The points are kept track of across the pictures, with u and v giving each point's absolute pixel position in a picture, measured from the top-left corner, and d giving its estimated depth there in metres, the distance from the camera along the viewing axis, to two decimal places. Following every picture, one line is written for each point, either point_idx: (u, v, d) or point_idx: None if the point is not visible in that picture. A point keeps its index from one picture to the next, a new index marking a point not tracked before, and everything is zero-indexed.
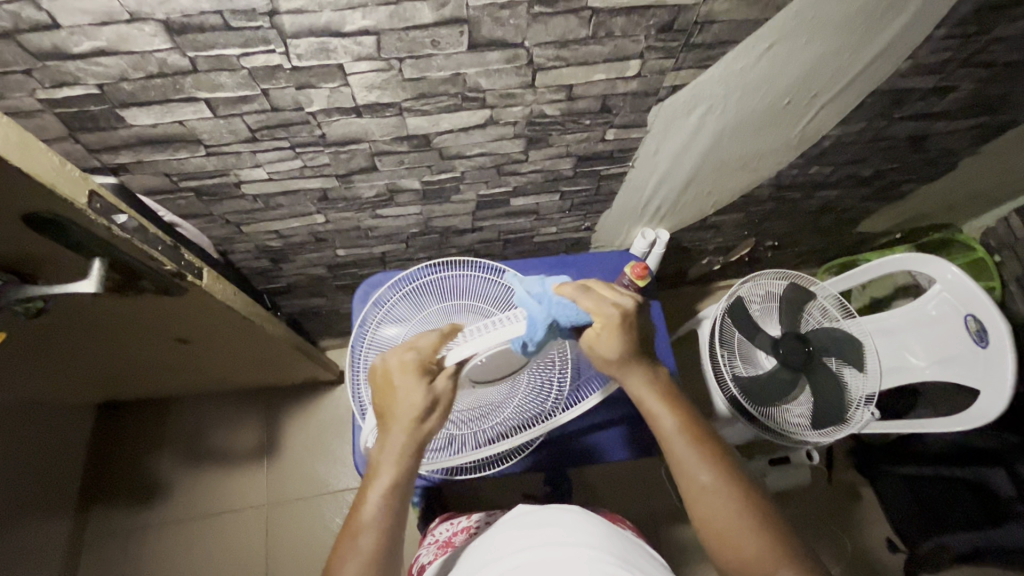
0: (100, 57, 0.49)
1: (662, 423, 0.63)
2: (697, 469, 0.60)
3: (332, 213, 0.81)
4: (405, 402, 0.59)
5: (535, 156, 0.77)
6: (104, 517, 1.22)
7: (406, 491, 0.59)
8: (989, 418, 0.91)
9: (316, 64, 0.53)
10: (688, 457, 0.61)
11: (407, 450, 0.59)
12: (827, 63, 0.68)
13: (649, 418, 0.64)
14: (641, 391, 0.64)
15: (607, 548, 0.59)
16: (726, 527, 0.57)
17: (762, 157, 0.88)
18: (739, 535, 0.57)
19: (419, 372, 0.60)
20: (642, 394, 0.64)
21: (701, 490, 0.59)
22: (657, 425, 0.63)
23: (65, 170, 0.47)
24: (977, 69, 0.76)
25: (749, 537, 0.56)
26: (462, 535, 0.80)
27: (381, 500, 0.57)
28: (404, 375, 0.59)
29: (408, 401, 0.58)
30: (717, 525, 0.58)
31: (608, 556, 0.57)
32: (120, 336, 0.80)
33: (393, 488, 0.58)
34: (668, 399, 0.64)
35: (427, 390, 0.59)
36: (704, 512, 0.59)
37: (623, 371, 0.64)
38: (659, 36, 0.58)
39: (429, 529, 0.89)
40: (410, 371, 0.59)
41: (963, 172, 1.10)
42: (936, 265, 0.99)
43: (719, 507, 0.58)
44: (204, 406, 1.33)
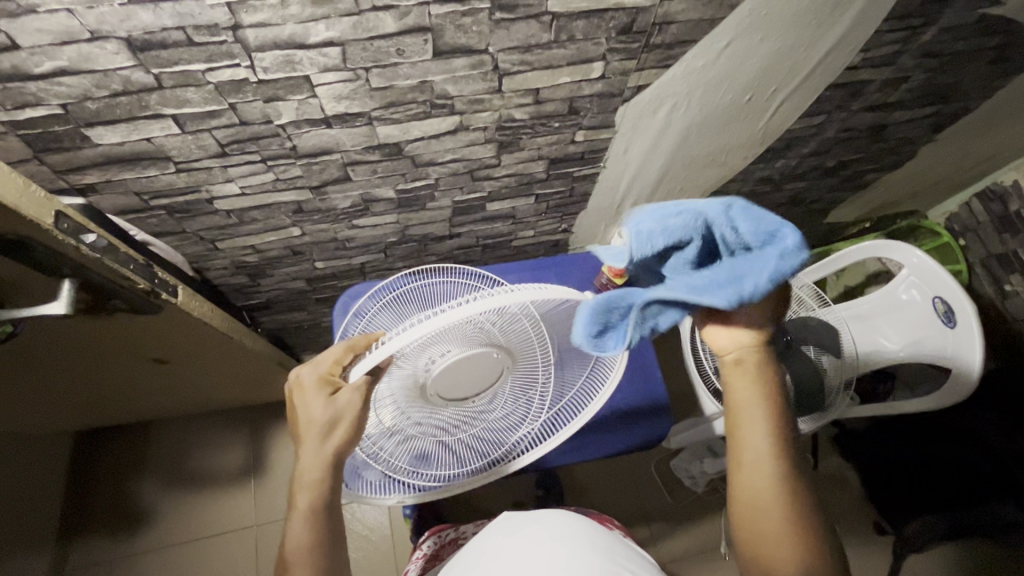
0: (62, 76, 0.49)
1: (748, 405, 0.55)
2: (767, 452, 0.52)
3: (308, 225, 0.81)
4: (307, 420, 0.57)
5: (508, 160, 0.78)
6: (87, 549, 1.19)
7: (329, 509, 0.58)
8: (961, 395, 0.94)
9: (282, 76, 0.54)
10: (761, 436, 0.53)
11: (320, 472, 0.57)
12: (784, 59, 0.71)
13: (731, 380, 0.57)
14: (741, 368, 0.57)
15: (592, 544, 0.60)
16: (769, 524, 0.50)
17: (729, 152, 0.90)
18: (775, 539, 0.50)
19: (321, 386, 0.58)
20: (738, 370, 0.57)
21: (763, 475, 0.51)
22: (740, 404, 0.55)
23: (29, 191, 0.47)
24: (927, 60, 0.79)
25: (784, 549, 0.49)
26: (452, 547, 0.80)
27: (303, 529, 0.56)
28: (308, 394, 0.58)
29: (310, 419, 0.57)
30: (761, 517, 0.51)
31: (592, 552, 0.59)
32: (95, 359, 0.78)
33: (309, 513, 0.57)
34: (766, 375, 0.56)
35: (326, 406, 0.57)
36: (752, 506, 0.51)
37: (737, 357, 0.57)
38: (620, 38, 0.60)
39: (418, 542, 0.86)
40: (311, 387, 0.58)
41: (923, 160, 1.13)
42: (902, 250, 1.03)
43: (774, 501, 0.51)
44: (186, 429, 1.30)
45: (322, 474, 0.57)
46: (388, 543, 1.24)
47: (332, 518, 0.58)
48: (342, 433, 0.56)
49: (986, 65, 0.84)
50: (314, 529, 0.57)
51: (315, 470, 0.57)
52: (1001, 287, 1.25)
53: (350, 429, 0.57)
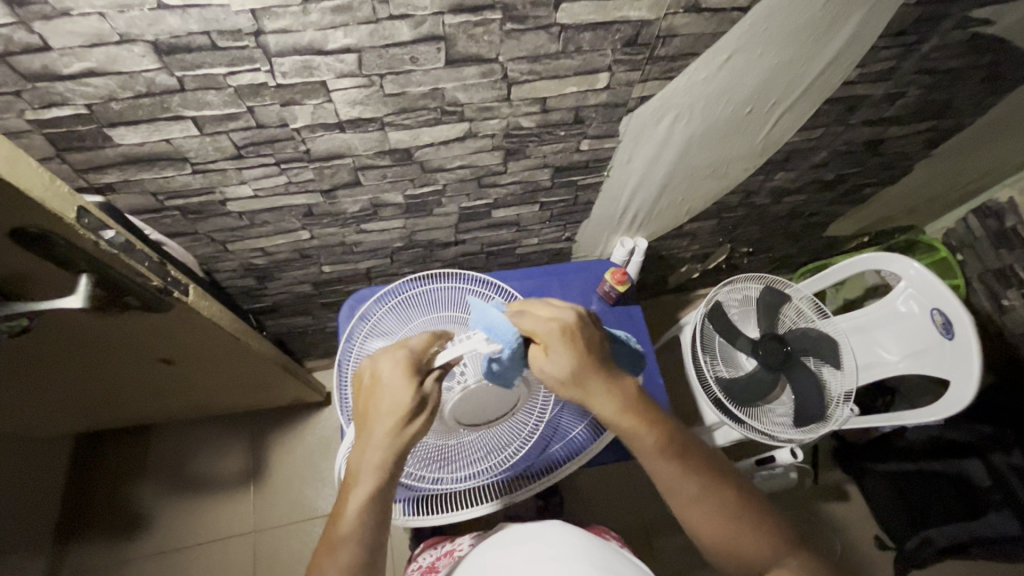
0: (89, 77, 0.51)
1: (643, 442, 0.63)
2: (681, 479, 0.62)
3: (317, 228, 0.83)
4: (390, 406, 0.59)
5: (514, 167, 0.80)
6: (83, 553, 1.18)
7: (385, 498, 0.60)
8: (960, 406, 0.94)
9: (300, 81, 0.56)
10: (669, 471, 0.63)
11: (383, 463, 0.59)
12: (782, 73, 0.73)
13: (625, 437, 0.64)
14: (614, 411, 0.63)
15: (582, 550, 0.61)
16: (718, 536, 0.61)
17: (730, 163, 0.92)
18: (725, 538, 0.60)
19: (406, 370, 0.60)
20: (615, 414, 0.63)
21: (688, 498, 0.62)
22: (638, 444, 0.63)
23: (54, 186, 0.48)
24: (921, 76, 0.82)
25: (734, 540, 0.60)
26: (444, 561, 0.79)
27: (357, 515, 0.58)
28: (394, 375, 0.60)
29: (393, 401, 0.59)
30: (708, 535, 0.61)
31: (583, 554, 0.60)
32: (103, 358, 0.79)
33: (371, 497, 0.59)
34: (643, 417, 0.64)
35: (415, 391, 0.59)
36: (697, 522, 0.61)
37: (587, 394, 0.63)
38: (625, 50, 0.62)
39: (414, 554, 0.88)
40: (400, 368, 0.60)
41: (919, 176, 1.16)
42: (899, 262, 1.05)
43: (706, 515, 0.61)
44: (187, 433, 1.30)
45: (385, 467, 0.59)
46: (387, 551, 1.24)
47: (382, 507, 0.60)
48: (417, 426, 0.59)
49: (979, 83, 0.87)
50: (368, 513, 0.59)
51: (378, 460, 0.59)
52: (999, 301, 1.25)
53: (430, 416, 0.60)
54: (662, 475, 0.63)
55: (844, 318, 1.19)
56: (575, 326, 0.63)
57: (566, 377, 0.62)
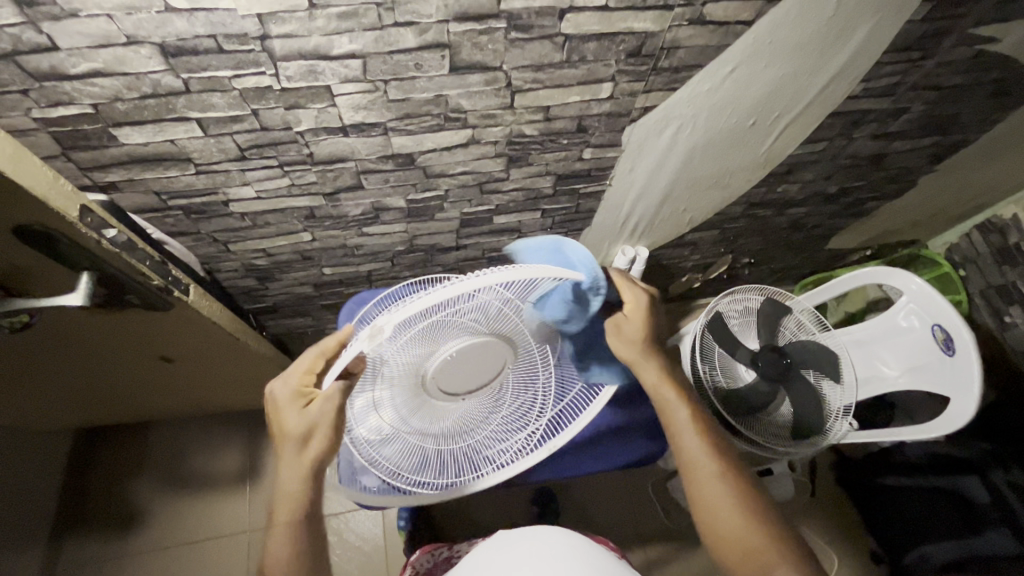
0: (96, 77, 0.51)
1: (677, 414, 0.71)
2: (699, 453, 0.67)
3: (319, 231, 0.83)
4: (294, 432, 0.64)
5: (517, 174, 0.80)
6: (78, 549, 1.18)
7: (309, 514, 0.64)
8: (959, 423, 0.94)
9: (305, 85, 0.56)
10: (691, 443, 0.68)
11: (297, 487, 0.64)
12: (786, 86, 0.73)
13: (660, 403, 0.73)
14: (659, 381, 0.72)
15: (568, 553, 0.61)
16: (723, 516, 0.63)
17: (732, 175, 0.92)
18: (728, 517, 0.63)
19: (295, 398, 0.66)
20: (659, 383, 0.72)
21: (700, 473, 0.66)
22: (672, 416, 0.72)
23: (58, 185, 0.49)
24: (925, 92, 0.82)
25: (739, 522, 0.63)
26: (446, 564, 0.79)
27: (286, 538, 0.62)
28: (285, 405, 0.66)
29: (285, 430, 0.64)
30: (716, 515, 0.64)
31: (571, 560, 0.60)
32: (103, 355, 0.79)
33: (292, 512, 0.64)
34: (681, 392, 0.73)
35: (301, 416, 0.64)
36: (705, 495, 0.65)
37: (641, 360, 0.73)
38: (629, 61, 0.62)
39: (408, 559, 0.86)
40: (286, 400, 0.66)
41: (923, 190, 1.16)
42: (900, 277, 1.04)
43: (715, 490, 0.65)
44: (184, 431, 1.30)
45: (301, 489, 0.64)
46: (382, 554, 1.23)
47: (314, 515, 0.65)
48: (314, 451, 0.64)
49: (984, 99, 0.87)
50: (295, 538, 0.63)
51: (296, 485, 0.64)
52: (1001, 318, 1.24)
53: (325, 440, 0.63)
54: (685, 449, 0.68)
55: (844, 332, 1.19)
56: (654, 304, 0.78)
57: (632, 335, 0.74)
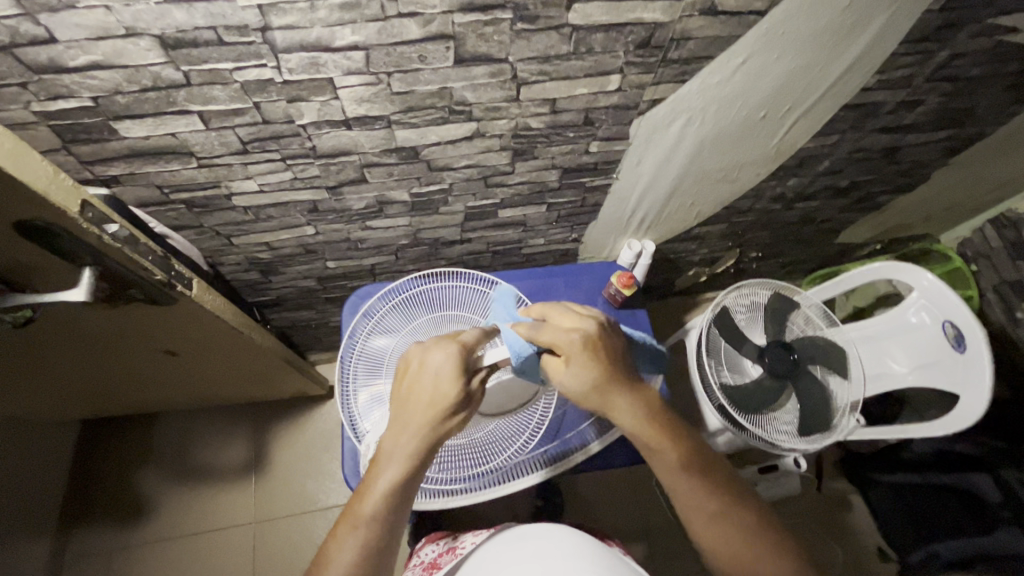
0: (95, 70, 0.50)
1: (663, 456, 0.63)
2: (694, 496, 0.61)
3: (322, 224, 0.82)
4: (431, 393, 0.60)
5: (522, 168, 0.79)
6: (87, 538, 1.19)
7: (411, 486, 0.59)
8: (971, 420, 0.93)
9: (306, 78, 0.55)
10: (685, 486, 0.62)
11: (413, 452, 0.58)
12: (799, 77, 0.71)
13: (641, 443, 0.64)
14: (633, 422, 0.63)
15: (573, 552, 0.60)
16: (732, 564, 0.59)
17: (742, 168, 0.90)
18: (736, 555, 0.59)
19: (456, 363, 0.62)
20: (634, 426, 0.63)
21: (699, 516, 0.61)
22: (658, 458, 0.63)
23: (58, 180, 0.48)
24: (943, 84, 0.79)
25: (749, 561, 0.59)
26: (447, 556, 0.78)
27: (382, 501, 0.57)
28: (443, 365, 0.61)
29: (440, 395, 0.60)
30: (722, 557, 0.60)
31: (578, 553, 0.60)
32: (108, 349, 0.79)
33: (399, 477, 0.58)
34: (665, 429, 0.63)
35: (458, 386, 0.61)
36: (708, 536, 0.60)
37: (606, 400, 0.63)
38: (637, 52, 0.61)
39: (416, 550, 0.87)
40: (450, 360, 0.61)
41: (936, 183, 1.13)
42: (911, 272, 1.03)
43: (717, 537, 0.60)
44: (191, 422, 1.31)
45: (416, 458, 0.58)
46: None
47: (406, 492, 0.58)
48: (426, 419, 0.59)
49: (1003, 91, 0.85)
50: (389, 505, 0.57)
51: (411, 448, 0.59)
52: (1012, 313, 1.22)
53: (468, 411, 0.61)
54: (680, 494, 0.62)
55: (853, 327, 1.18)
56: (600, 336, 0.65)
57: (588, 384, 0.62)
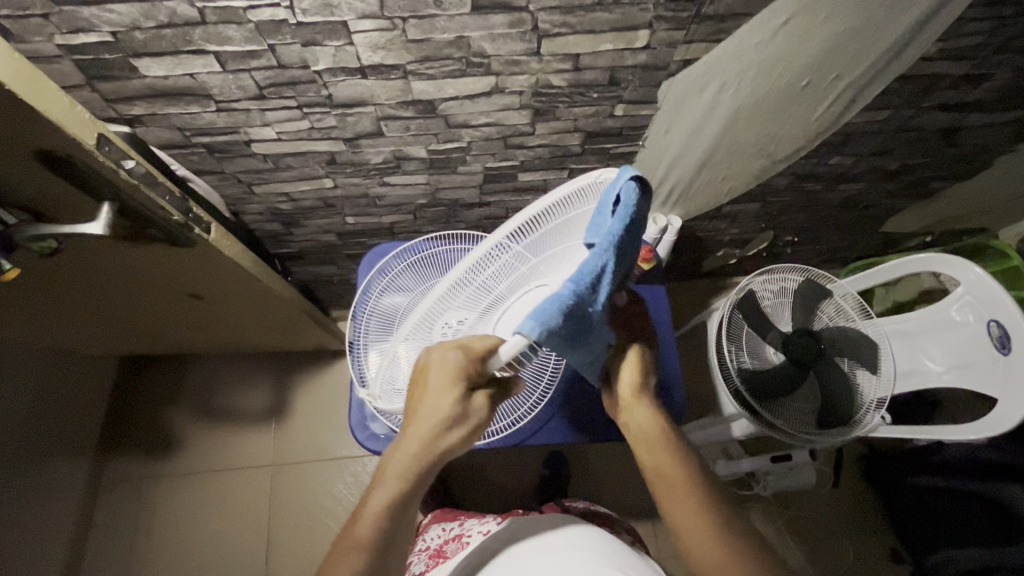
0: (113, 3, 0.50)
1: (667, 472, 0.59)
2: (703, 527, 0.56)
3: (340, 177, 0.82)
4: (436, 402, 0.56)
5: (543, 129, 0.76)
6: (120, 465, 1.28)
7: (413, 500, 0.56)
8: (1005, 427, 0.87)
9: (320, 20, 0.54)
10: (683, 508, 0.57)
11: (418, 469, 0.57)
12: (849, 41, 0.65)
13: (642, 453, 0.62)
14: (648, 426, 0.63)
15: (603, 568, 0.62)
16: None
17: (780, 142, 0.85)
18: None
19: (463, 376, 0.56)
20: (647, 429, 0.62)
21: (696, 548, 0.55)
22: (661, 474, 0.59)
23: (74, 111, 0.49)
24: (1015, 57, 0.72)
25: None
26: (453, 544, 0.80)
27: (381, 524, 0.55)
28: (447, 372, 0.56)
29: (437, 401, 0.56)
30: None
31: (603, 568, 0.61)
32: (135, 287, 0.83)
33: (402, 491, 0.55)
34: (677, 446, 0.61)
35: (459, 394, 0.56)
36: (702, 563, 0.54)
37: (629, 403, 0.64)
38: (668, 5, 0.57)
39: (423, 531, 0.91)
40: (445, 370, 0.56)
41: (1000, 172, 1.04)
42: (959, 265, 0.95)
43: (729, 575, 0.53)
44: (218, 365, 1.37)
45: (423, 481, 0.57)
46: None
47: (411, 501, 0.56)
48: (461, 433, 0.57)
49: None
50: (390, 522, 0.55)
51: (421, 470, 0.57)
52: None
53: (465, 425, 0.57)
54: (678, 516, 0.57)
55: (889, 320, 1.12)
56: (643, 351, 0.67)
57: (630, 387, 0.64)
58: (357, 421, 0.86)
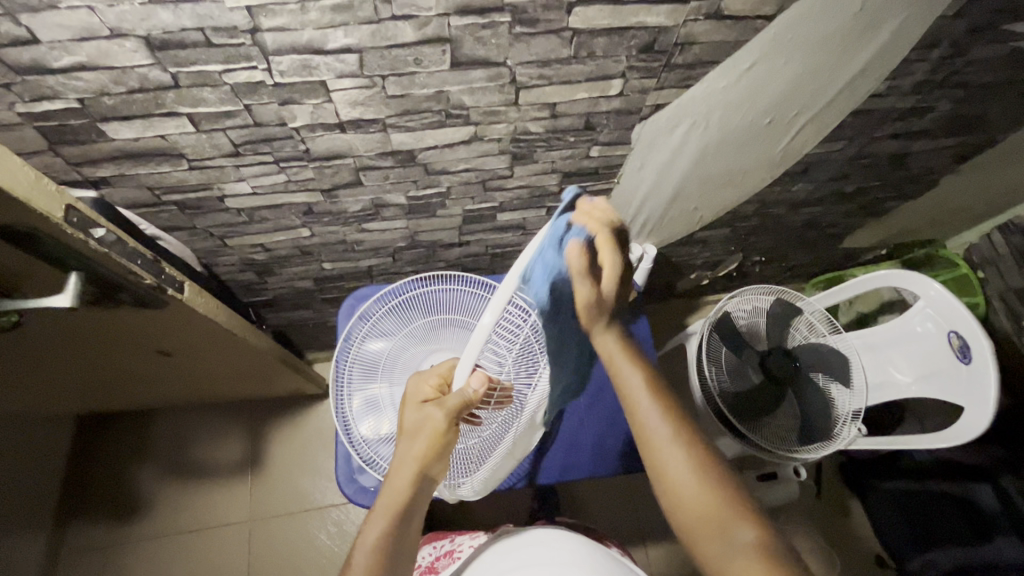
0: (80, 71, 0.49)
1: (630, 379, 0.62)
2: (661, 425, 0.59)
3: (318, 226, 0.81)
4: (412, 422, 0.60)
5: (521, 172, 0.77)
6: (82, 534, 1.19)
7: (406, 519, 0.58)
8: (973, 434, 0.91)
9: (299, 81, 0.54)
10: (648, 408, 0.61)
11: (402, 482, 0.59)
12: (807, 82, 0.69)
13: (615, 376, 0.63)
14: (613, 346, 0.63)
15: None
16: (687, 489, 0.57)
17: (747, 173, 0.88)
18: (685, 481, 0.57)
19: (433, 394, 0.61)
20: (613, 349, 0.63)
21: (673, 474, 0.58)
22: (624, 381, 0.62)
23: (42, 184, 0.47)
24: (954, 90, 0.77)
25: (696, 487, 0.57)
26: (445, 561, 0.77)
27: (379, 534, 0.57)
28: (421, 399, 0.62)
29: (408, 420, 0.61)
30: (670, 479, 0.58)
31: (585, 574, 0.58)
32: (102, 350, 0.79)
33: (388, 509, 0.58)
34: (638, 359, 0.63)
35: (420, 408, 0.61)
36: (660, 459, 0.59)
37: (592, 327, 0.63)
38: (640, 57, 0.59)
39: None
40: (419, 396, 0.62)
41: (944, 189, 1.11)
42: (919, 281, 1.00)
43: (679, 461, 0.58)
44: (186, 418, 1.31)
45: (414, 488, 0.59)
46: None
47: (410, 519, 0.59)
48: (428, 445, 0.59)
49: (1014, 98, 0.82)
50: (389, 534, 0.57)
51: (412, 477, 0.59)
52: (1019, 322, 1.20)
53: (432, 439, 0.59)
54: (652, 437, 0.59)
55: (857, 334, 1.16)
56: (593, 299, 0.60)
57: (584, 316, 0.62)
58: (344, 475, 0.83)
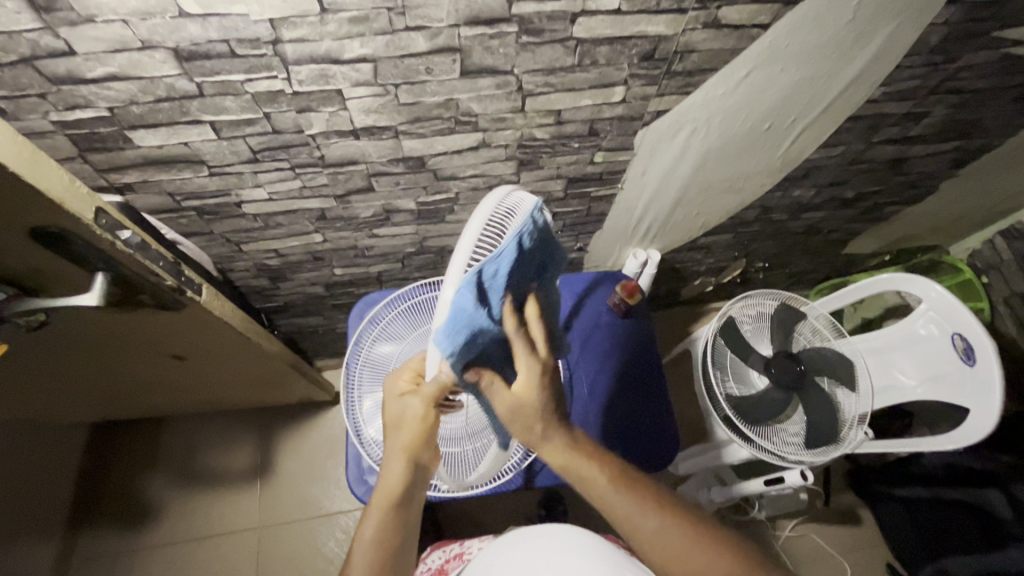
0: (112, 81, 0.52)
1: (595, 481, 0.56)
2: (637, 513, 0.55)
3: (330, 232, 0.84)
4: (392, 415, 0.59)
5: (527, 177, 0.79)
6: (93, 540, 1.20)
7: (401, 508, 0.59)
8: (980, 435, 0.91)
9: (316, 89, 0.56)
10: (621, 502, 0.55)
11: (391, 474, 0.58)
12: (803, 89, 0.71)
13: (579, 486, 0.57)
14: (566, 455, 0.56)
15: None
16: (693, 565, 0.53)
17: (747, 178, 0.90)
18: (689, 561, 0.53)
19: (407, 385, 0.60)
20: (567, 459, 0.56)
21: (677, 557, 0.54)
22: (591, 485, 0.56)
23: (74, 187, 0.49)
24: (948, 96, 0.79)
25: (699, 559, 0.54)
26: (455, 563, 0.78)
27: (378, 526, 0.58)
28: (398, 391, 0.60)
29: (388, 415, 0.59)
30: (679, 564, 0.53)
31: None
32: (120, 354, 0.81)
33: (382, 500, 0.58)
34: (593, 455, 0.57)
35: (398, 399, 0.59)
36: (654, 550, 0.54)
37: (539, 439, 0.55)
38: (641, 64, 0.62)
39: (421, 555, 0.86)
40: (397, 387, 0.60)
41: (944, 195, 1.13)
42: (920, 284, 1.01)
43: (670, 536, 0.54)
44: (197, 425, 1.32)
45: (404, 478, 0.58)
46: None
47: (408, 504, 0.59)
48: (412, 436, 0.58)
49: (1008, 104, 0.85)
50: (387, 525, 0.58)
51: (402, 469, 0.58)
52: None
53: (414, 430, 0.57)
54: (638, 531, 0.55)
55: (861, 338, 1.17)
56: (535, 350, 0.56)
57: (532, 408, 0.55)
58: (354, 476, 0.85)
